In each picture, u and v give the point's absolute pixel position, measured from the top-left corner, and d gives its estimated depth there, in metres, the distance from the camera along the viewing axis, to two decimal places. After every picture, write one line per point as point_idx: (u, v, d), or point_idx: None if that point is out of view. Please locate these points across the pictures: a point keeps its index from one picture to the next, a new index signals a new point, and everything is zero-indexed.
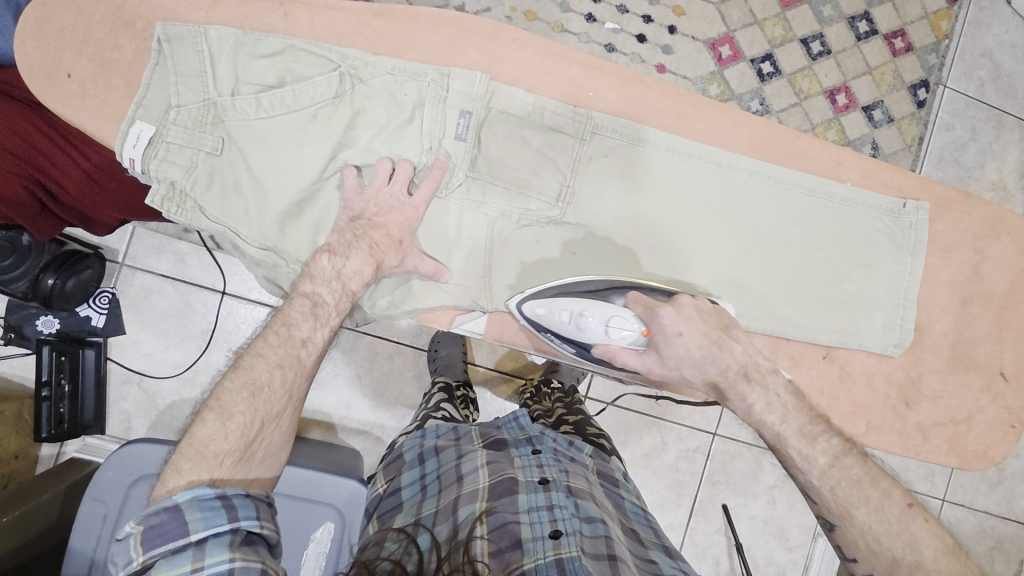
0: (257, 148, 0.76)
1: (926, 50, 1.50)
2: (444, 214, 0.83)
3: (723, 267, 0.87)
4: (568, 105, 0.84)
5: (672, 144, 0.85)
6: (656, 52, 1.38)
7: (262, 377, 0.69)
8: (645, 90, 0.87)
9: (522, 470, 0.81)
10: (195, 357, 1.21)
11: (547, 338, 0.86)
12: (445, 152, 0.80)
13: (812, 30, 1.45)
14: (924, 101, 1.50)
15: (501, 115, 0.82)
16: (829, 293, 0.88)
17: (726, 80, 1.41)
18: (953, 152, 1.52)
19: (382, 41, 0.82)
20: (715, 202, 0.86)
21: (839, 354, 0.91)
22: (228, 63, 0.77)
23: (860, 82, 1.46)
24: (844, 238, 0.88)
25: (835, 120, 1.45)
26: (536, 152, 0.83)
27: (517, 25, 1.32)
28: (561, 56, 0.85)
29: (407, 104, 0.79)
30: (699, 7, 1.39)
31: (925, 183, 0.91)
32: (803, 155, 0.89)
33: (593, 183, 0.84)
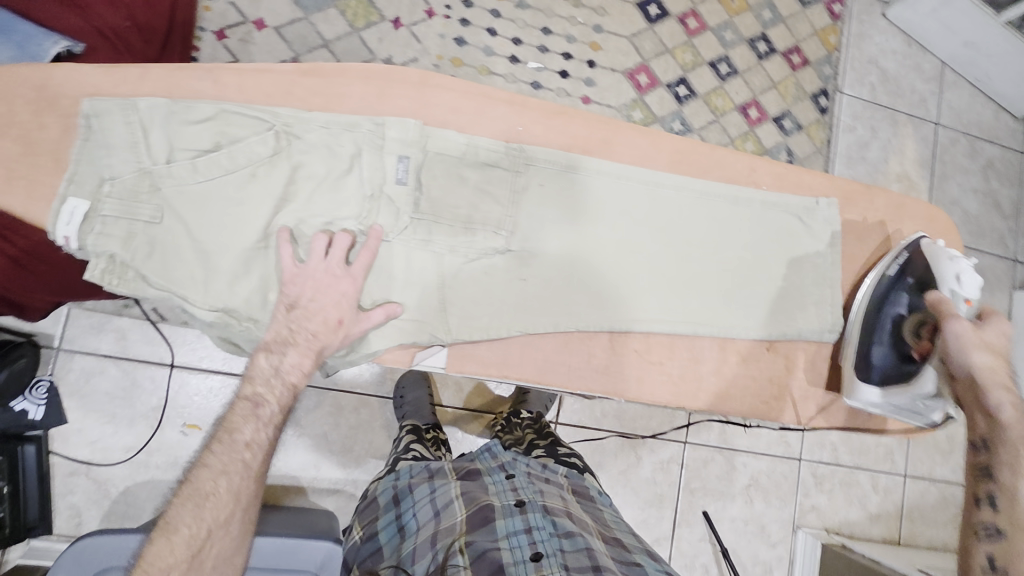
0: (198, 212, 0.76)
1: (820, 62, 1.66)
2: (390, 255, 0.83)
3: (675, 278, 0.92)
4: (500, 141, 0.88)
5: (601, 168, 0.89)
6: (579, 85, 1.46)
7: (206, 486, 0.70)
8: (569, 120, 0.92)
9: (497, 496, 0.82)
10: (146, 438, 1.15)
11: (898, 251, 0.96)
12: (387, 197, 0.82)
13: (717, 53, 1.57)
14: (825, 108, 1.65)
15: (437, 157, 0.84)
16: (767, 291, 0.94)
17: (647, 105, 1.51)
18: (858, 151, 1.67)
19: (314, 98, 0.84)
20: (651, 220, 0.91)
21: (781, 344, 0.98)
22: (161, 132, 0.77)
23: (767, 96, 1.60)
24: (770, 238, 0.95)
25: (750, 132, 1.57)
26: (474, 188, 0.85)
27: (445, 72, 1.38)
28: (486, 96, 0.90)
29: (345, 155, 0.81)
30: (614, 42, 1.50)
31: (829, 180, 1.00)
32: (719, 166, 0.96)
33: (532, 211, 0.87)
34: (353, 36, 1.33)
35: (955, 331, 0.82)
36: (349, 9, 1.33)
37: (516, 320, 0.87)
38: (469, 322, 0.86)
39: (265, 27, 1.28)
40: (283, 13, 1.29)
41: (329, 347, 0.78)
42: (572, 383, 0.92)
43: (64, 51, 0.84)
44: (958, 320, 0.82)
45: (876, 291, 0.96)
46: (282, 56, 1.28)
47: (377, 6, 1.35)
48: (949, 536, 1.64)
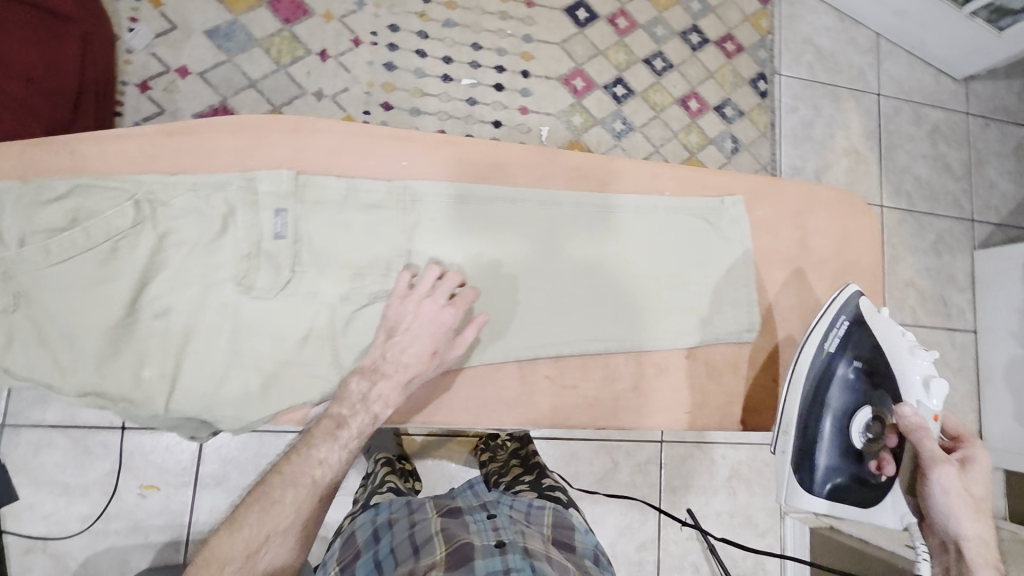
0: (55, 296, 0.72)
1: (755, 47, 1.66)
2: (273, 311, 0.78)
3: (581, 296, 0.88)
4: (382, 179, 0.83)
5: (492, 195, 0.86)
6: (515, 97, 1.45)
7: (275, 495, 0.72)
8: (458, 146, 0.87)
9: (478, 536, 0.83)
10: (102, 505, 1.12)
11: (836, 324, 0.87)
12: (266, 253, 0.77)
13: (651, 50, 1.57)
14: (765, 92, 1.65)
15: (315, 205, 0.80)
16: (680, 303, 0.91)
17: (586, 109, 1.50)
18: (803, 130, 1.68)
19: (181, 158, 0.79)
20: (548, 239, 0.88)
21: (704, 353, 0.93)
22: (11, 217, 0.72)
23: (706, 87, 1.60)
24: (677, 246, 0.92)
25: (693, 124, 1.57)
26: (361, 232, 0.81)
27: (377, 99, 1.36)
28: (368, 134, 0.84)
29: (215, 215, 0.77)
30: (545, 49, 1.49)
31: (739, 176, 0.96)
32: (627, 176, 0.92)
33: (425, 245, 0.83)
34: (280, 73, 1.30)
35: (944, 486, 0.80)
36: (273, 47, 1.31)
37: None
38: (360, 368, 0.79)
39: (190, 75, 1.26)
40: (203, 57, 1.26)
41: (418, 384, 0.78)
42: (482, 418, 0.85)
43: None
44: (947, 472, 0.80)
45: (816, 373, 0.86)
46: (209, 101, 1.26)
47: (303, 41, 1.33)
48: None
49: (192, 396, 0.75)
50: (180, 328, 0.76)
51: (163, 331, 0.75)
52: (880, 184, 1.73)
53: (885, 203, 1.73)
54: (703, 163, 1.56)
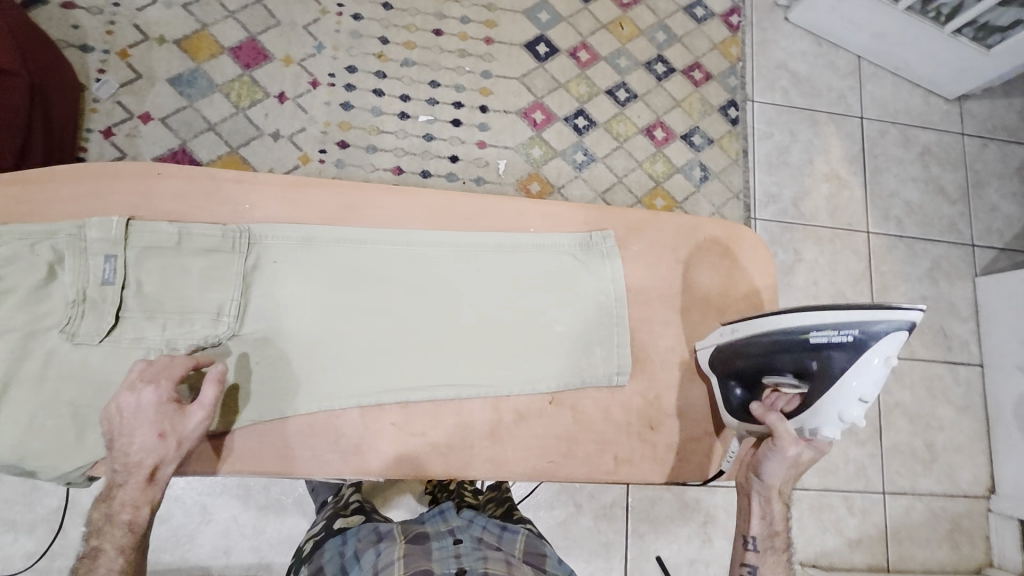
0: None
1: (724, 74, 1.63)
2: (94, 359, 0.76)
3: (431, 340, 0.86)
4: (223, 224, 0.82)
5: (341, 236, 0.85)
6: (473, 131, 1.47)
7: None
8: (307, 190, 0.86)
9: (438, 563, 0.85)
10: (48, 541, 1.13)
11: (841, 327, 0.74)
12: (92, 299, 0.76)
13: (614, 80, 1.56)
14: (736, 119, 1.61)
15: (149, 250, 0.78)
16: (537, 346, 0.88)
17: (546, 141, 1.49)
18: (779, 156, 1.63)
19: (16, 206, 0.79)
20: (400, 283, 0.86)
21: (567, 396, 0.89)
22: None
23: (672, 115, 1.57)
24: (540, 284, 0.90)
25: (658, 153, 1.54)
26: (197, 277, 0.80)
27: (333, 137, 1.40)
28: (213, 176, 0.84)
29: (41, 262, 0.75)
30: (505, 84, 1.51)
31: (608, 211, 0.94)
32: (484, 214, 0.90)
33: (269, 289, 0.82)
34: (239, 116, 1.36)
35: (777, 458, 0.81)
36: (233, 91, 1.37)
37: (250, 408, 0.80)
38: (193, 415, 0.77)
39: (152, 120, 1.32)
40: (169, 104, 1.33)
41: (170, 468, 0.74)
42: (315, 469, 0.82)
43: None
44: (784, 454, 0.81)
45: (788, 337, 0.78)
46: (168, 145, 1.31)
47: (262, 84, 1.39)
48: (946, 555, 1.50)
49: (7, 446, 0.73)
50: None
51: None
52: (865, 210, 1.65)
53: (873, 229, 1.65)
54: (669, 192, 1.52)
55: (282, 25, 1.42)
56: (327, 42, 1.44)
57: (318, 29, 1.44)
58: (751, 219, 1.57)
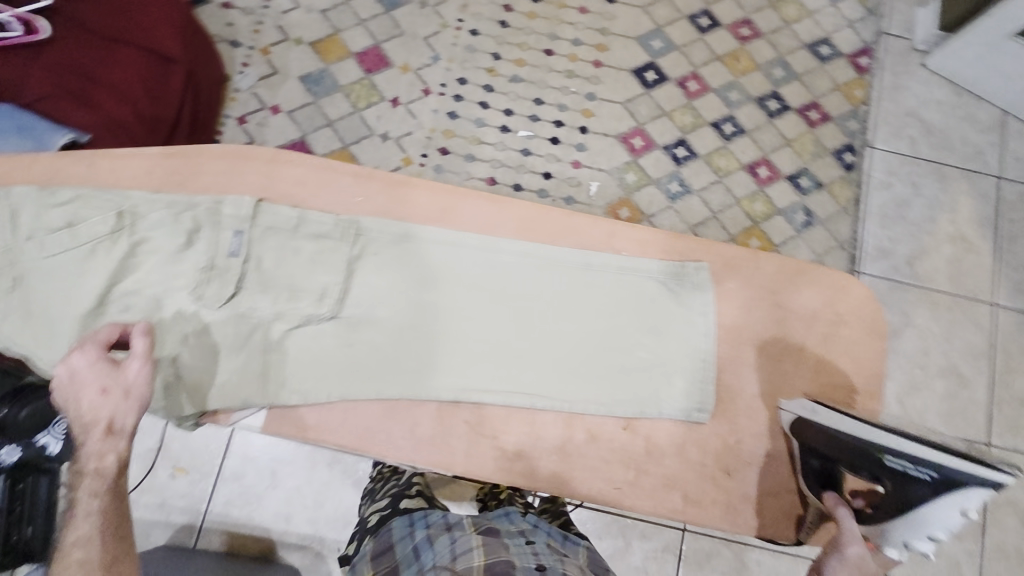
0: (44, 283, 0.80)
1: (844, 117, 1.54)
2: (209, 322, 0.82)
3: (510, 347, 0.86)
4: (334, 213, 0.87)
5: (436, 236, 0.87)
6: (570, 150, 1.48)
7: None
8: (412, 189, 0.89)
9: (518, 555, 0.83)
10: (140, 476, 1.27)
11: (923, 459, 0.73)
12: (219, 268, 0.83)
13: (722, 113, 1.52)
14: (851, 164, 1.51)
15: (269, 230, 0.85)
16: (614, 369, 0.86)
17: (642, 167, 1.47)
18: (897, 209, 1.50)
19: (170, 176, 0.86)
20: (488, 288, 0.88)
21: (641, 425, 0.86)
22: (26, 211, 0.80)
23: (780, 154, 1.50)
24: (625, 307, 0.88)
25: (760, 192, 1.47)
26: (307, 258, 0.85)
27: (436, 143, 1.46)
28: (332, 168, 0.89)
29: (183, 230, 0.83)
30: (608, 107, 1.51)
31: (706, 245, 0.91)
32: (574, 232, 0.90)
33: (365, 277, 0.86)
34: (355, 116, 1.46)
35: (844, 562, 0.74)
36: (353, 92, 1.47)
37: (340, 386, 0.82)
38: (290, 386, 0.82)
39: (280, 112, 1.45)
40: (296, 99, 1.46)
41: (127, 420, 0.75)
42: (393, 450, 0.83)
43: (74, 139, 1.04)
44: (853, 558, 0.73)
45: (865, 446, 0.77)
46: (291, 136, 1.43)
47: (379, 88, 1.48)
48: None
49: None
50: (133, 324, 0.81)
51: (123, 325, 0.81)
52: (994, 279, 1.48)
53: (1001, 301, 1.47)
54: (767, 233, 1.45)
55: (405, 35, 1.52)
56: (444, 54, 1.51)
57: (437, 41, 1.52)
58: (856, 272, 1.45)
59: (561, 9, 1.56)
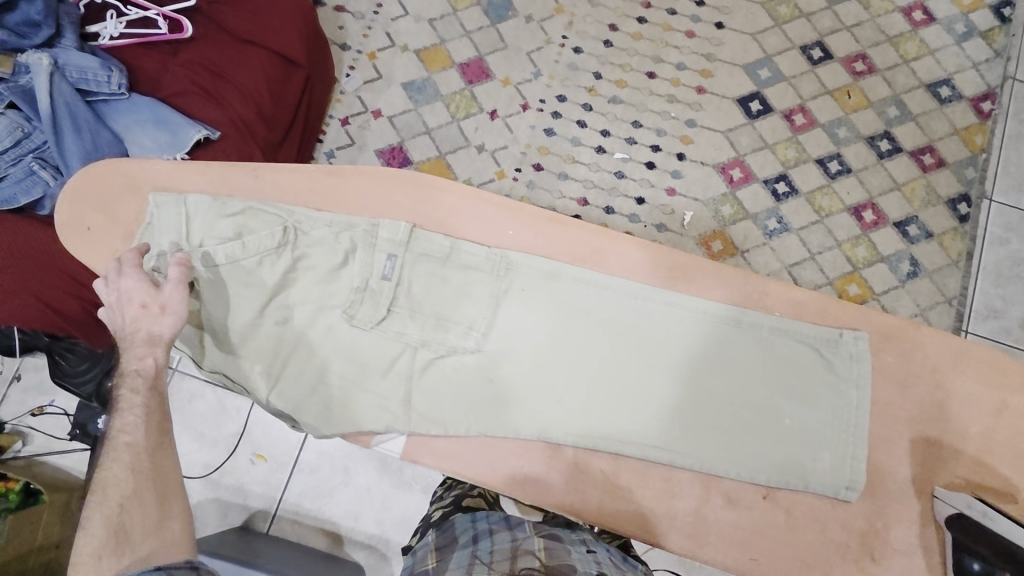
0: (211, 290, 0.84)
1: (961, 164, 1.45)
2: (360, 342, 0.85)
3: (652, 399, 0.85)
4: (484, 245, 0.88)
5: (583, 277, 0.86)
6: (664, 177, 1.45)
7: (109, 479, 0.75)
8: (561, 227, 0.88)
9: (581, 561, 0.84)
10: (223, 458, 1.33)
11: None
12: (372, 290, 0.85)
13: (828, 150, 1.46)
14: (966, 216, 1.42)
15: (421, 257, 0.87)
16: (757, 433, 0.83)
17: (739, 201, 1.43)
18: (1012, 267, 1.40)
19: (327, 195, 0.89)
20: (632, 335, 0.86)
21: (782, 495, 0.83)
22: (201, 220, 0.85)
23: (888, 198, 1.43)
24: (774, 371, 0.85)
25: (863, 236, 1.41)
26: (454, 288, 0.87)
27: (531, 159, 1.46)
28: (481, 197, 0.89)
29: (341, 250, 0.86)
30: (708, 135, 1.47)
31: (866, 313, 0.86)
32: (725, 286, 0.87)
33: (509, 312, 0.86)
34: (453, 125, 1.47)
35: None
36: (453, 102, 1.49)
37: (476, 420, 0.83)
38: (431, 414, 0.83)
39: (381, 116, 1.48)
40: (398, 105, 1.48)
41: (162, 331, 0.80)
42: (516, 490, 0.83)
43: (204, 138, 1.05)
44: None
45: None
46: (390, 141, 1.46)
47: (479, 100, 1.49)
48: None
49: (287, 399, 0.83)
50: (290, 338, 0.85)
51: (278, 337, 0.85)
52: None
53: None
54: (867, 280, 1.39)
55: (508, 48, 1.52)
56: (545, 70, 1.51)
57: (539, 57, 1.52)
58: (961, 329, 1.36)
59: (667, 32, 1.53)
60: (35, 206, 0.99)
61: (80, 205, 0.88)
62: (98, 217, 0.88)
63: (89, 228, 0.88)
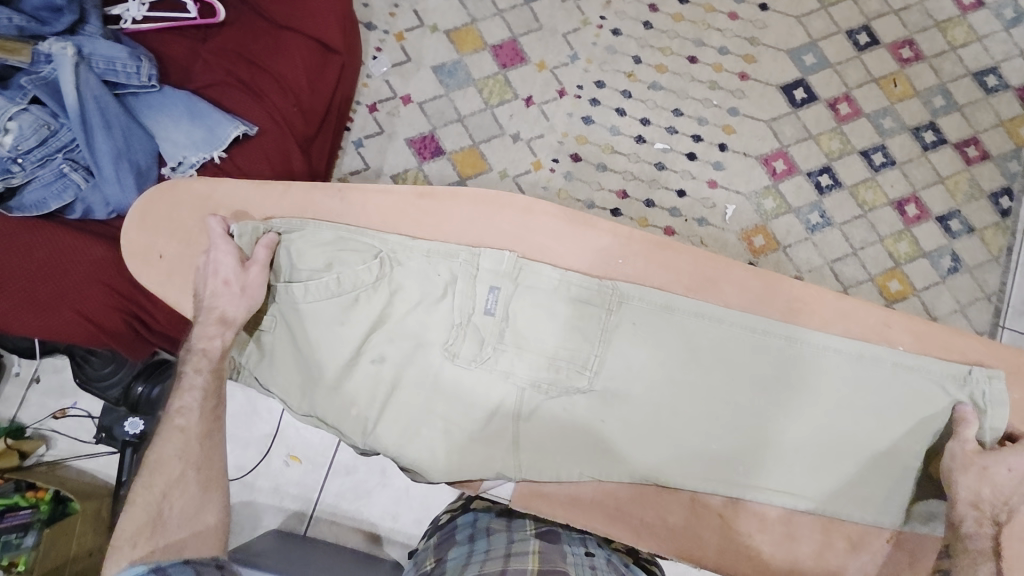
0: (300, 325, 0.84)
1: (1005, 157, 1.42)
2: (461, 379, 0.84)
3: (772, 439, 0.83)
4: (594, 276, 0.84)
5: (700, 311, 0.83)
6: (706, 168, 1.40)
7: (164, 468, 0.82)
8: (674, 255, 0.87)
9: (575, 566, 0.82)
10: (256, 461, 1.29)
11: None
12: (474, 326, 0.83)
13: (872, 142, 1.42)
14: (1008, 210, 1.40)
15: (527, 290, 0.83)
16: (878, 475, 0.82)
17: (781, 194, 1.39)
18: None
19: (424, 219, 0.87)
20: (752, 373, 0.83)
21: (906, 538, 0.85)
22: (288, 252, 0.84)
23: (931, 192, 1.40)
24: (902, 409, 0.81)
25: (906, 231, 1.38)
26: (562, 322, 0.83)
27: (568, 149, 1.40)
28: (590, 223, 0.87)
29: (440, 282, 0.84)
30: (751, 125, 1.42)
31: (990, 347, 0.84)
32: (846, 318, 0.85)
33: (624, 348, 0.83)
34: (486, 112, 1.40)
35: None
36: (486, 88, 1.41)
37: (591, 466, 0.84)
38: (540, 458, 0.84)
39: (411, 102, 1.40)
40: (428, 90, 1.41)
41: (236, 311, 0.83)
42: (641, 535, 0.86)
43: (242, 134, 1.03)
44: None
45: None
46: (421, 128, 1.39)
47: (513, 85, 1.42)
48: None
49: (386, 440, 0.84)
50: (388, 377, 0.84)
51: (376, 376, 0.84)
52: None
53: None
54: (908, 277, 1.37)
55: (544, 29, 1.44)
56: (582, 53, 1.44)
57: (577, 39, 1.44)
58: (998, 326, 1.36)
59: (709, 13, 1.46)
60: (66, 210, 0.98)
61: (154, 231, 0.89)
62: (172, 243, 0.89)
63: (163, 256, 0.89)
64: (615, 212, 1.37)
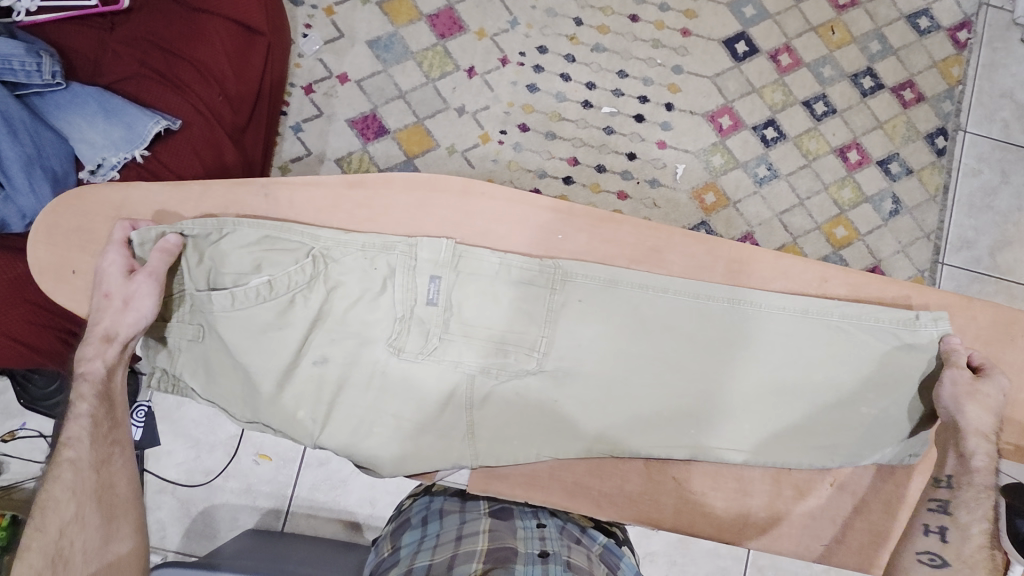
0: (229, 333, 0.81)
1: (939, 98, 1.46)
2: (408, 372, 0.83)
3: (718, 401, 0.86)
4: (535, 256, 0.85)
5: (644, 283, 0.84)
6: (654, 129, 1.39)
7: (55, 500, 0.77)
8: (617, 226, 0.87)
9: (524, 542, 0.84)
10: (224, 463, 1.27)
11: None
12: (418, 317, 0.82)
13: (813, 91, 1.44)
14: (943, 150, 1.45)
15: (469, 277, 0.83)
16: (826, 427, 0.86)
17: (729, 150, 1.41)
18: (983, 198, 1.44)
19: (359, 211, 0.86)
20: (698, 339, 0.85)
21: (846, 479, 0.90)
22: (210, 257, 0.81)
23: (871, 137, 1.44)
24: (845, 362, 0.85)
25: (849, 177, 1.42)
26: (507, 306, 0.83)
27: (515, 119, 1.37)
28: (530, 202, 0.86)
29: (379, 276, 0.82)
30: (695, 82, 1.41)
31: (922, 290, 0.87)
32: (787, 276, 0.87)
33: (572, 325, 0.84)
34: (428, 86, 1.36)
35: None
36: (425, 60, 1.37)
37: (548, 445, 0.85)
38: (498, 443, 0.85)
39: (348, 81, 1.34)
40: (364, 67, 1.35)
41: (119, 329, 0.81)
42: (603, 506, 0.89)
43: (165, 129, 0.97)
44: None
45: None
46: (361, 108, 1.34)
47: (453, 56, 1.37)
48: None
49: (336, 439, 0.83)
50: (336, 377, 0.83)
51: (320, 377, 0.83)
52: None
53: None
54: (853, 222, 1.41)
55: None
56: (522, 18, 1.39)
57: (515, 4, 1.40)
58: (937, 263, 1.42)
59: None
60: None
61: (63, 247, 0.84)
62: (85, 257, 0.85)
63: (77, 271, 0.84)
64: (566, 180, 1.35)
